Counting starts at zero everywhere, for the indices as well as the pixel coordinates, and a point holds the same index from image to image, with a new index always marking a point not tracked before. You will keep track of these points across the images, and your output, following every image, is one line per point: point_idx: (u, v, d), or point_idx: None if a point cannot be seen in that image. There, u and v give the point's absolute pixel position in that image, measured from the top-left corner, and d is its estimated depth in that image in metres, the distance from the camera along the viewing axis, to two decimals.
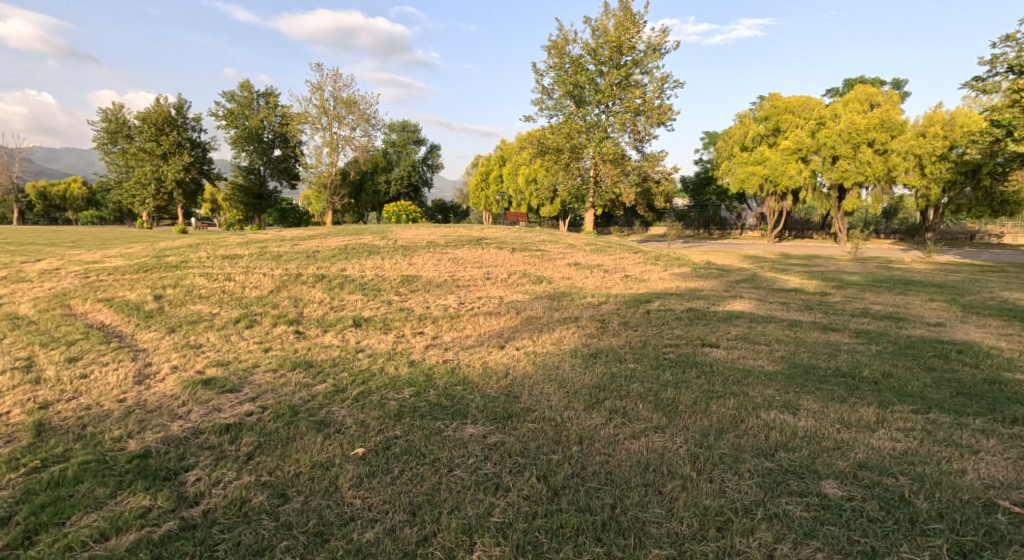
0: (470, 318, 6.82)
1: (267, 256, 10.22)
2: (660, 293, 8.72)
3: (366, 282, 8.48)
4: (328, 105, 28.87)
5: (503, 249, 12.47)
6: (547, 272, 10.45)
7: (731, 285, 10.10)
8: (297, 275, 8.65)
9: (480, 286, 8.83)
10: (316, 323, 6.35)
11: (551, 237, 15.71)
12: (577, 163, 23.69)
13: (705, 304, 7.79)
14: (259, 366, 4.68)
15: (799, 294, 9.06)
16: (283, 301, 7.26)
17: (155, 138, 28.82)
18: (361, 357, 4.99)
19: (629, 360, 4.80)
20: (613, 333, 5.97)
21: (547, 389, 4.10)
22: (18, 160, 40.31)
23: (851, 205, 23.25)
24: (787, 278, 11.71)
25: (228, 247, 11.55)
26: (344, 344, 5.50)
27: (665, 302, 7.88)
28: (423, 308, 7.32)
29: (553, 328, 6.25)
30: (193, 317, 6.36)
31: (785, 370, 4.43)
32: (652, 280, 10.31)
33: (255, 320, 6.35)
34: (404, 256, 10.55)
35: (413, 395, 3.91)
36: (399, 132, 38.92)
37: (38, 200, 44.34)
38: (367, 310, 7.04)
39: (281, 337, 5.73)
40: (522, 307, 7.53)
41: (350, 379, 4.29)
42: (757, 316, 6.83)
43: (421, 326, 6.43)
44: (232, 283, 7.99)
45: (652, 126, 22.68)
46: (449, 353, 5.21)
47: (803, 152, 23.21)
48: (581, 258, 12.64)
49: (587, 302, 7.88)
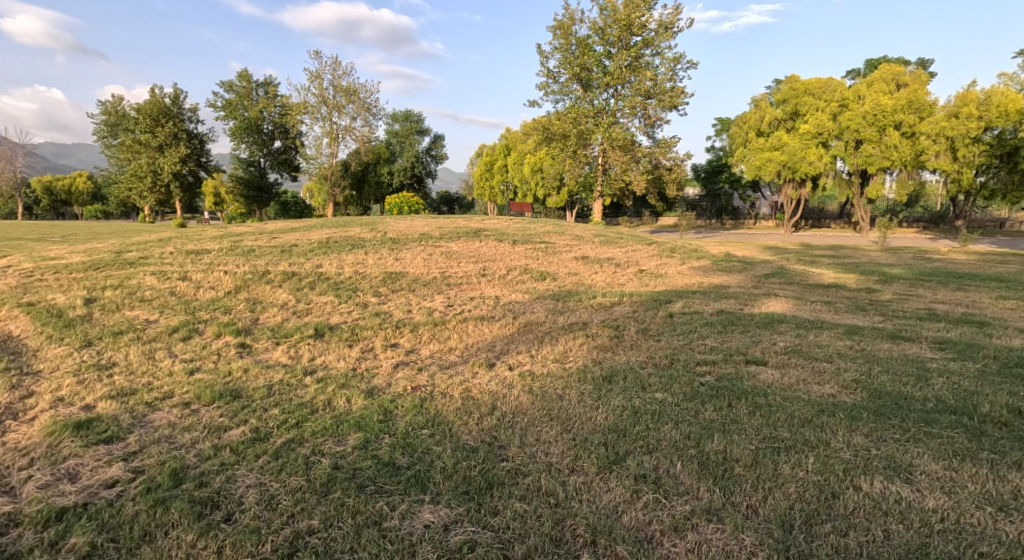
0: (456, 324, 5.69)
1: (238, 251, 9.14)
2: (680, 291, 7.59)
3: (342, 281, 7.40)
4: (327, 93, 27.70)
5: (504, 241, 11.36)
6: (552, 267, 9.33)
7: (758, 281, 8.94)
8: (263, 273, 7.57)
9: (474, 284, 7.72)
10: (267, 334, 5.25)
11: (557, 228, 14.53)
12: (585, 150, 22.50)
13: (735, 304, 6.67)
14: (171, 397, 3.61)
15: (840, 290, 7.87)
16: (237, 305, 6.18)
17: (150, 129, 27.73)
18: (311, 383, 3.87)
19: (654, 387, 3.67)
20: (631, 345, 4.83)
21: (546, 435, 3.00)
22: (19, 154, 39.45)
23: (874, 192, 21.76)
24: (818, 271, 10.50)
25: (201, 241, 10.47)
26: (292, 363, 4.39)
27: (690, 302, 6.74)
28: (403, 312, 6.20)
29: (557, 338, 5.13)
30: (120, 326, 5.28)
31: (869, 404, 3.27)
32: (670, 275, 9.15)
33: (195, 330, 5.27)
34: (390, 250, 9.43)
35: (359, 448, 2.81)
36: (402, 122, 37.56)
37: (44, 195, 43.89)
38: (335, 317, 5.93)
39: (218, 353, 4.63)
40: (520, 310, 6.39)
41: (282, 418, 3.19)
42: (802, 320, 5.69)
43: (395, 336, 5.31)
44: (186, 283, 6.94)
45: (664, 110, 21.34)
46: (424, 376, 4.08)
47: (824, 136, 21.68)
48: (589, 250, 11.48)
49: (596, 303, 6.73)
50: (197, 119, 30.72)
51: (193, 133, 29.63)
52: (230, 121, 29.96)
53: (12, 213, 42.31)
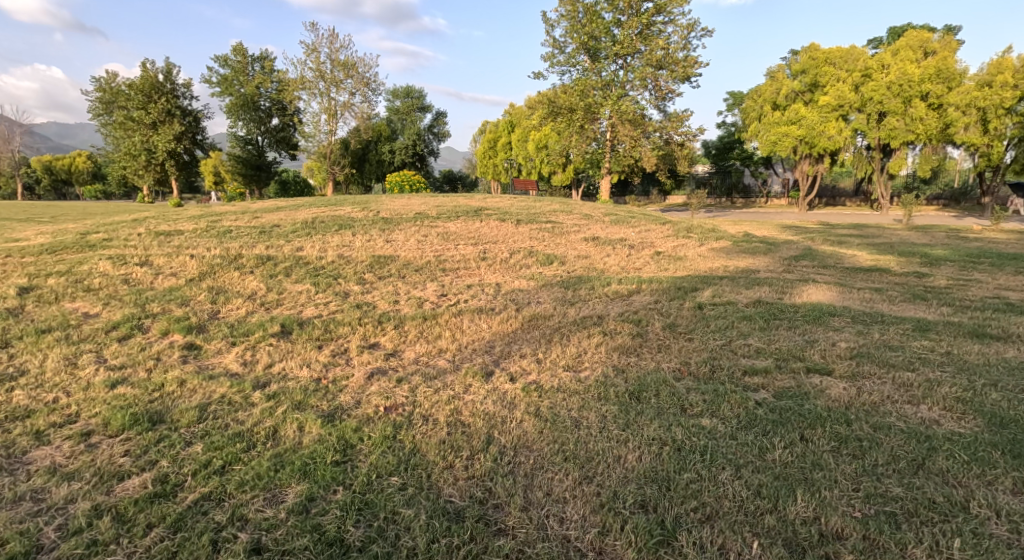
0: (449, 319, 4.83)
1: (213, 232, 8.30)
2: (705, 277, 6.72)
3: (323, 266, 6.56)
4: (324, 68, 26.48)
5: (506, 221, 10.48)
6: (559, 249, 8.45)
7: (787, 264, 8.05)
8: (235, 257, 6.74)
9: (473, 269, 6.88)
10: (223, 331, 4.43)
11: (564, 207, 13.60)
12: (593, 125, 21.51)
13: (771, 293, 5.78)
14: (73, 423, 2.81)
15: (885, 274, 6.97)
16: (197, 296, 5.37)
17: (143, 106, 26.59)
18: (261, 402, 3.05)
19: (698, 410, 2.83)
20: (660, 348, 3.97)
21: (563, 487, 2.21)
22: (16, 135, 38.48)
23: (896, 167, 20.63)
24: (851, 252, 9.57)
25: (177, 222, 9.62)
26: (242, 373, 3.55)
27: (719, 290, 5.86)
28: (388, 303, 5.34)
29: (568, 337, 4.29)
30: (50, 322, 4.47)
31: (998, 437, 2.45)
32: (690, 258, 8.27)
33: (138, 327, 4.45)
34: (381, 231, 8.57)
35: (296, 513, 2.05)
36: (403, 98, 36.13)
37: (43, 175, 42.56)
38: (309, 310, 5.10)
39: (157, 357, 3.82)
40: (525, 300, 5.54)
41: (202, 459, 2.38)
42: (856, 311, 4.80)
43: (375, 334, 4.46)
44: (145, 269, 6.14)
45: (676, 81, 20.18)
46: (404, 390, 3.25)
47: (844, 109, 20.24)
48: (599, 231, 10.59)
49: (611, 292, 5.87)
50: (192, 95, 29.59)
51: (187, 109, 28.50)
52: (226, 97, 28.86)
53: (13, 193, 41.48)
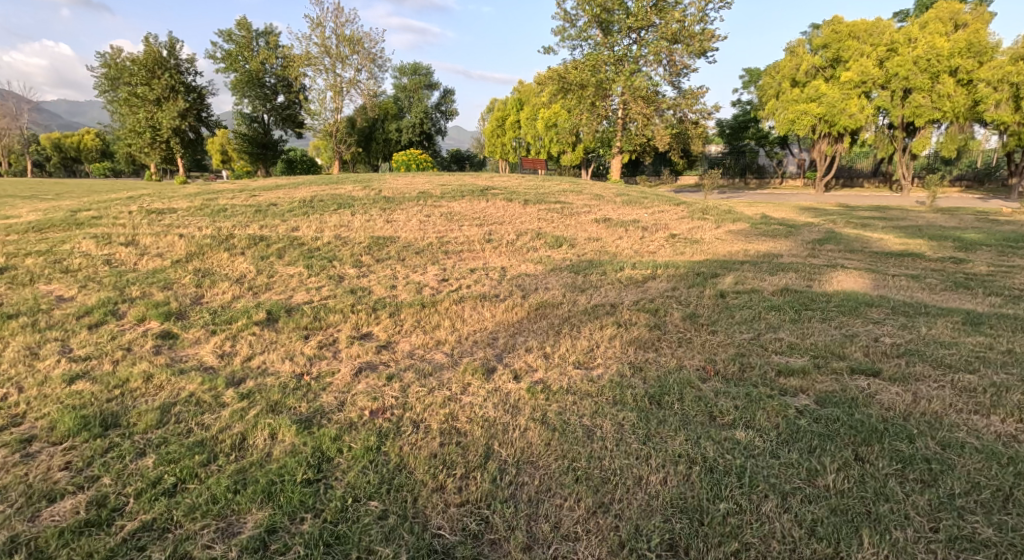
0: (449, 307, 4.45)
1: (206, 211, 7.94)
2: (724, 261, 6.29)
3: (318, 247, 6.19)
4: (329, 43, 25.86)
5: (514, 201, 10.05)
6: (568, 230, 8.04)
7: (810, 248, 7.60)
8: (226, 237, 6.38)
9: (477, 252, 6.50)
10: (204, 318, 4.08)
11: (573, 186, 13.12)
12: (604, 102, 20.90)
13: (797, 280, 5.34)
14: (17, 426, 2.49)
15: (920, 260, 6.49)
16: (181, 279, 5.03)
17: (147, 82, 26.11)
18: (232, 403, 2.70)
19: (731, 419, 2.44)
20: (681, 343, 3.57)
21: (576, 522, 1.88)
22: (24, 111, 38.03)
23: (919, 147, 19.96)
24: (877, 236, 9.08)
25: (171, 200, 9.25)
26: (215, 366, 3.21)
27: (741, 276, 5.43)
28: (384, 289, 4.96)
29: (579, 328, 3.91)
30: (18, 306, 4.14)
31: None
32: (707, 242, 7.83)
33: (113, 313, 4.11)
34: (381, 211, 8.17)
35: (251, 551, 1.75)
36: (410, 76, 35.36)
37: (53, 152, 42.34)
38: (300, 295, 4.75)
39: (127, 346, 3.48)
40: (532, 286, 5.15)
41: (151, 476, 2.03)
42: (894, 301, 4.37)
43: (368, 323, 4.09)
44: (130, 249, 5.80)
45: (691, 57, 19.48)
46: (393, 390, 2.88)
47: (866, 85, 19.49)
48: (611, 212, 10.12)
49: (624, 278, 5.47)
50: (195, 71, 29.02)
51: (192, 86, 27.93)
52: (230, 73, 28.33)
53: (24, 171, 41.42)
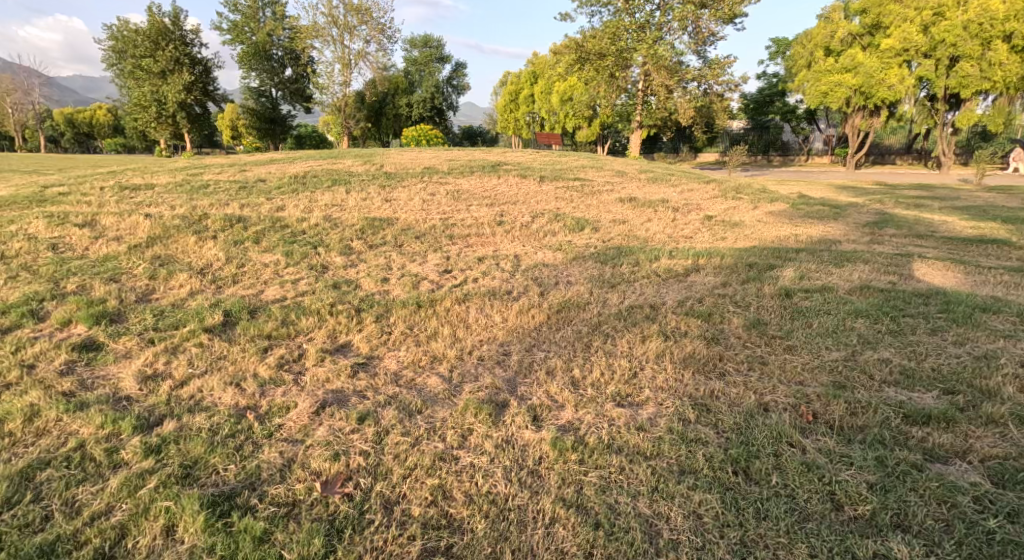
0: (450, 308, 3.61)
1: (186, 187, 7.11)
2: (775, 249, 5.37)
3: (303, 231, 5.37)
4: (337, 13, 24.69)
5: (528, 177, 9.15)
6: (591, 211, 7.14)
7: (868, 233, 6.63)
8: (198, 217, 5.57)
9: (487, 236, 5.64)
10: (145, 321, 3.27)
11: (592, 162, 12.11)
12: (624, 73, 19.71)
13: (872, 272, 4.40)
14: None
15: (1005, 247, 5.56)
16: (134, 268, 4.23)
17: (150, 53, 24.97)
18: (129, 461, 1.89)
19: (869, 515, 1.64)
20: (754, 366, 2.69)
21: None
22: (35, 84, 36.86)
23: (965, 120, 18.57)
24: (938, 218, 8.04)
25: (154, 175, 8.47)
26: (127, 393, 2.39)
27: (803, 269, 4.51)
28: (374, 283, 4.11)
29: (614, 342, 3.05)
30: None
31: None
32: (749, 225, 6.88)
33: (34, 312, 3.32)
34: (380, 188, 7.30)
35: None
36: (420, 48, 33.95)
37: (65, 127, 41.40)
38: (270, 291, 3.92)
39: (30, 363, 2.68)
40: (551, 280, 4.29)
41: None
42: (1014, 305, 3.45)
43: (347, 330, 3.26)
44: (85, 232, 5.02)
45: (719, 23, 18.22)
46: (362, 442, 2.05)
47: (909, 53, 18.21)
48: (636, 190, 9.17)
49: (661, 270, 4.57)
50: (200, 42, 27.86)
51: (197, 58, 26.81)
52: (237, 45, 27.28)
53: (38, 148, 40.85)
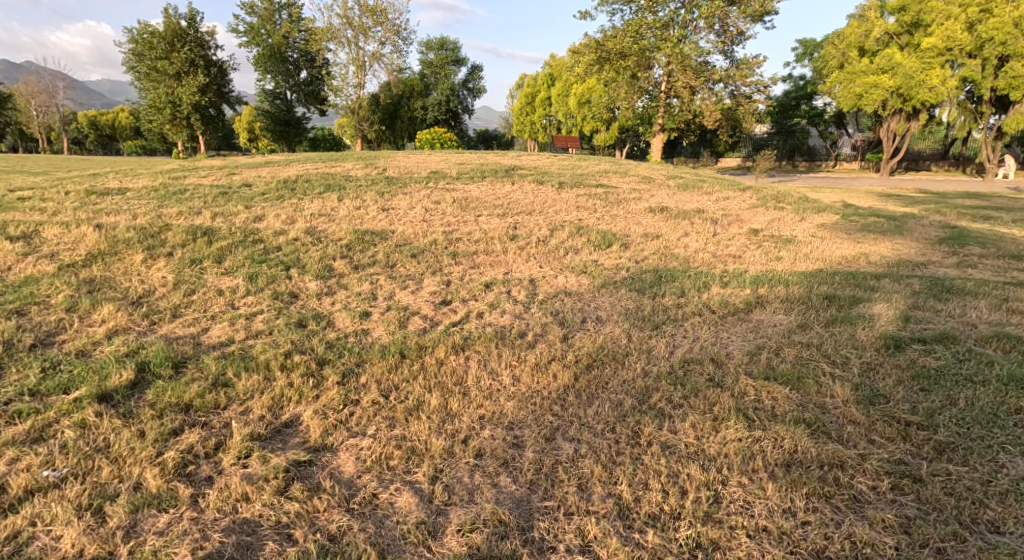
0: (443, 360, 2.70)
1: (160, 193, 6.27)
2: (849, 274, 4.39)
3: (277, 247, 4.49)
4: (351, 14, 23.95)
5: (545, 183, 8.22)
6: (617, 223, 6.20)
7: (949, 251, 5.60)
8: (158, 228, 4.71)
9: (498, 254, 4.74)
10: (25, 378, 2.40)
11: (614, 167, 11.15)
12: (647, 73, 18.71)
13: (990, 311, 3.41)
14: None
15: None
16: (52, 296, 3.37)
17: (165, 55, 24.45)
18: None
19: None
20: (902, 483, 1.76)
21: None
22: (59, 88, 36.37)
23: (1013, 124, 17.26)
24: (1018, 233, 6.98)
25: (134, 179, 7.67)
26: None
27: (898, 302, 3.54)
28: (350, 319, 3.21)
29: (674, 428, 2.08)
30: None
31: None
32: (803, 241, 5.87)
33: None
34: (377, 195, 6.42)
35: None
36: (437, 51, 33.43)
37: (88, 129, 41.22)
38: (214, 331, 3.02)
39: None
40: (578, 316, 3.36)
41: None
42: None
43: (297, 396, 2.35)
44: (17, 247, 4.18)
45: (749, 21, 17.18)
46: None
47: (953, 52, 17.00)
48: (666, 198, 8.23)
49: (714, 302, 3.62)
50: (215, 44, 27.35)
51: (212, 60, 26.34)
52: (252, 48, 26.80)
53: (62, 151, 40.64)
